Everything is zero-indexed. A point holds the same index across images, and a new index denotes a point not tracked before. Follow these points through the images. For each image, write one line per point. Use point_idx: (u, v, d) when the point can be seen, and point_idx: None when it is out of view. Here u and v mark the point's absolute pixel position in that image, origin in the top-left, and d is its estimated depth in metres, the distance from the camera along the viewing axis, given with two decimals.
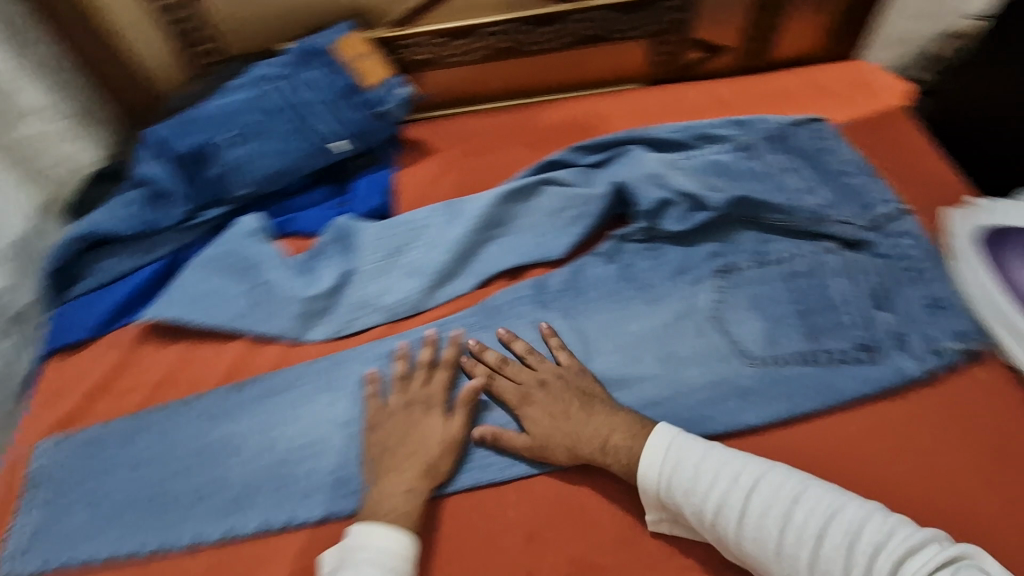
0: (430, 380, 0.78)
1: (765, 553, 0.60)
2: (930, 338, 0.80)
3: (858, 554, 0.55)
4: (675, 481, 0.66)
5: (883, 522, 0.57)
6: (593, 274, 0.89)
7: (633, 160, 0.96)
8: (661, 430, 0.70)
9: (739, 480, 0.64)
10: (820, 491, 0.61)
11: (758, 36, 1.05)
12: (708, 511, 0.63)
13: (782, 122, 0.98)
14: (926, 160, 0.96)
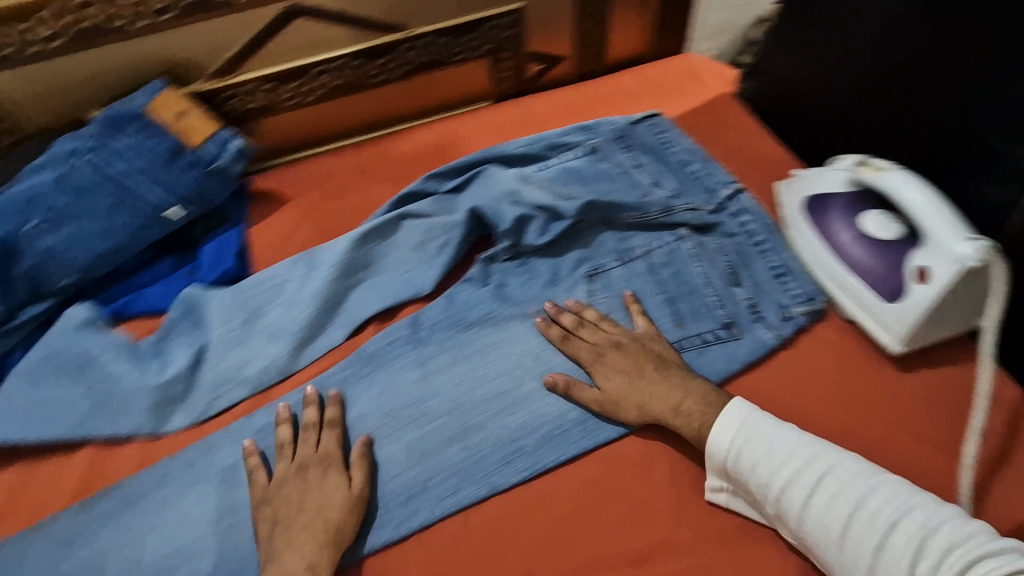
0: (321, 440, 0.68)
1: (828, 543, 0.56)
2: (781, 305, 0.74)
3: (934, 561, 0.52)
4: (747, 458, 0.62)
5: (960, 524, 0.53)
6: (496, 304, 0.79)
7: (486, 179, 0.88)
8: (736, 406, 0.65)
9: (821, 459, 0.60)
10: (890, 484, 0.57)
11: (594, 41, 1.05)
12: (777, 484, 0.59)
13: (622, 121, 0.95)
14: (754, 137, 0.94)
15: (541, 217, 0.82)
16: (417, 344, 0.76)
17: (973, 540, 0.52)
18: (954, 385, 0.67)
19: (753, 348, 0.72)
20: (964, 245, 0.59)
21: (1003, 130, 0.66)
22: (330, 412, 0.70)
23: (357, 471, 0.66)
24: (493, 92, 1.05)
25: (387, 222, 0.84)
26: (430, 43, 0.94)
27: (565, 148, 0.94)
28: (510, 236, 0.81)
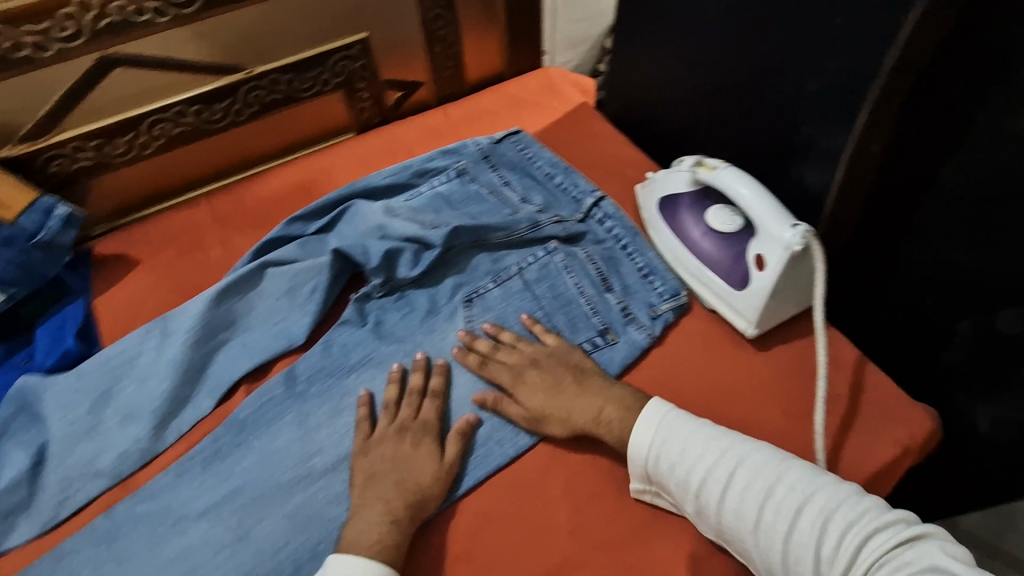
0: (421, 407, 0.70)
1: (745, 533, 0.58)
2: (649, 304, 0.77)
3: (836, 541, 0.54)
4: (667, 459, 0.63)
5: (859, 502, 0.56)
6: (376, 343, 0.76)
7: (354, 216, 0.86)
8: (654, 407, 0.66)
9: (732, 453, 0.62)
10: (795, 471, 0.59)
11: (449, 63, 1.05)
12: (693, 481, 0.61)
13: (485, 141, 0.95)
14: (613, 144, 0.98)
15: (411, 249, 0.80)
16: (296, 400, 0.72)
17: (869, 517, 0.55)
18: (803, 357, 0.72)
19: (628, 351, 0.74)
20: (790, 230, 0.64)
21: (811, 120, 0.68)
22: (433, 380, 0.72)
23: (457, 438, 0.68)
24: (355, 124, 1.03)
25: (248, 273, 0.79)
26: (275, 81, 0.90)
27: (433, 173, 0.93)
28: (382, 272, 0.79)
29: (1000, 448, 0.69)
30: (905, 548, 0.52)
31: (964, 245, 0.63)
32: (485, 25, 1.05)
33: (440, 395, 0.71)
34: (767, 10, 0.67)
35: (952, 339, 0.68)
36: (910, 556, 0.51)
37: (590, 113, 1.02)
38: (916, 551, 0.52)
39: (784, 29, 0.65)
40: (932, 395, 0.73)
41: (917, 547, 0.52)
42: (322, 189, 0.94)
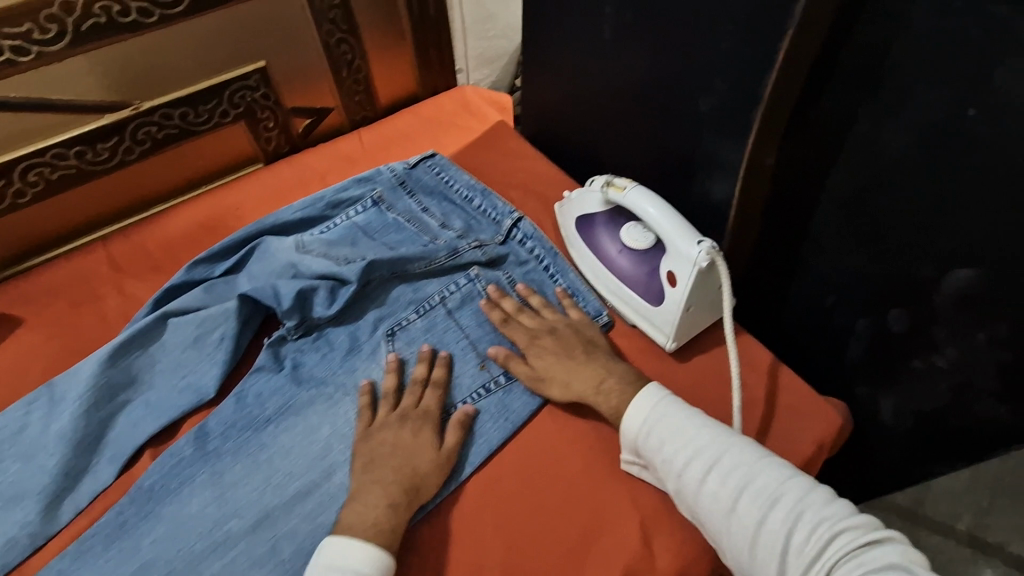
0: (424, 396, 0.70)
1: (718, 517, 0.57)
2: None
3: (810, 535, 0.52)
4: (655, 438, 0.62)
5: (832, 505, 0.54)
6: (295, 389, 0.72)
7: (263, 253, 0.81)
8: (650, 390, 0.66)
9: (720, 439, 0.60)
10: (779, 465, 0.58)
11: (358, 87, 1.02)
12: (677, 460, 0.60)
13: (398, 168, 0.93)
14: (531, 162, 0.97)
15: (325, 287, 0.77)
16: (208, 460, 0.67)
17: (846, 517, 0.53)
18: (723, 364, 0.74)
19: None
20: (696, 247, 0.66)
21: (709, 136, 0.68)
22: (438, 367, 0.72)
23: (460, 424, 0.68)
24: (263, 154, 0.98)
25: (147, 326, 0.74)
26: (167, 116, 0.85)
27: (347, 204, 0.89)
28: (296, 314, 0.75)
29: (907, 440, 0.71)
30: (874, 550, 0.50)
31: (853, 251, 0.64)
32: (392, 46, 1.02)
33: (440, 385, 0.71)
34: (660, 32, 0.68)
35: (852, 341, 0.70)
36: (878, 558, 0.49)
37: (507, 134, 1.01)
38: (884, 554, 0.50)
39: (676, 49, 0.67)
40: (842, 392, 0.75)
41: (886, 549, 0.50)
42: (229, 226, 0.89)
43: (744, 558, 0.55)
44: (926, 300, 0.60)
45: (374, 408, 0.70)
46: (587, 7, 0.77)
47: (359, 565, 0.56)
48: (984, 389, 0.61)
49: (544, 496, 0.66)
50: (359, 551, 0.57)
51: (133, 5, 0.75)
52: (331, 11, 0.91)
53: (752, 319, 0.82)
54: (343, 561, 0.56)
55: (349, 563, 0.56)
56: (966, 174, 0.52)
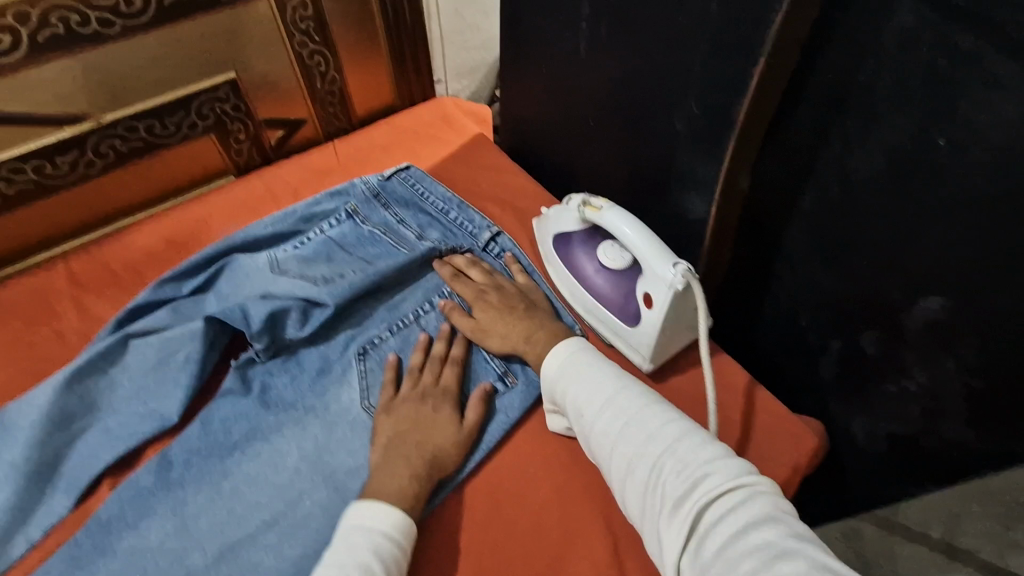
0: (442, 374, 0.71)
1: (606, 455, 0.57)
2: None
3: (684, 474, 0.51)
4: (563, 384, 0.64)
5: (711, 453, 0.52)
6: (261, 413, 0.70)
7: (234, 272, 0.79)
8: (569, 341, 0.68)
9: (624, 386, 0.61)
10: (673, 413, 0.58)
11: (333, 99, 1.00)
12: (579, 404, 0.62)
13: (373, 181, 0.91)
14: (508, 176, 0.96)
15: (298, 308, 0.74)
16: (170, 489, 0.65)
17: (721, 463, 0.51)
18: (698, 385, 0.73)
19: (527, 393, 0.72)
20: (672, 269, 0.66)
21: (685, 157, 0.68)
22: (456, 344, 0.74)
23: (482, 397, 0.70)
24: (234, 167, 0.96)
25: (107, 348, 0.72)
26: (132, 128, 0.82)
27: (321, 217, 0.87)
28: (265, 336, 0.72)
29: (881, 460, 0.71)
30: (744, 498, 0.48)
31: (825, 273, 0.64)
32: (368, 57, 1.00)
33: (461, 365, 0.73)
34: (637, 51, 0.68)
35: (825, 361, 0.70)
36: (745, 506, 0.47)
37: (484, 147, 1.00)
38: (753, 502, 0.48)
39: (652, 70, 0.67)
40: (817, 411, 0.75)
41: (756, 498, 0.48)
42: (197, 241, 0.87)
43: (627, 494, 0.55)
44: (897, 323, 0.60)
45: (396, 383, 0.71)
46: (563, 25, 0.76)
47: (384, 526, 0.57)
48: (953, 413, 0.61)
49: (516, 521, 0.64)
50: (383, 513, 0.58)
51: (94, 15, 0.72)
52: (302, 21, 0.89)
53: (729, 337, 0.82)
54: (368, 523, 0.57)
55: (375, 525, 0.57)
56: (934, 201, 0.52)
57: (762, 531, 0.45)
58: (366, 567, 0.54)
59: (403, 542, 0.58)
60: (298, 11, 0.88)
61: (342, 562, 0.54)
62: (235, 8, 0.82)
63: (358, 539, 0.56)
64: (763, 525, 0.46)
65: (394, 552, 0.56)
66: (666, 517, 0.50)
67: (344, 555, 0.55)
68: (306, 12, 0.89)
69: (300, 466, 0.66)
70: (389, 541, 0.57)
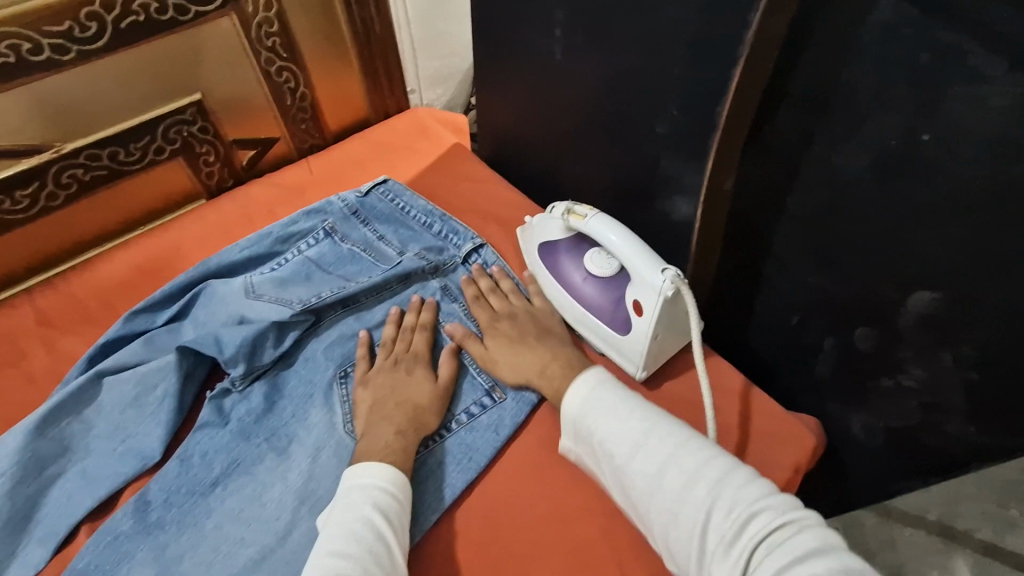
0: (413, 340, 0.74)
1: (643, 500, 0.56)
2: None
3: (728, 514, 0.50)
4: (586, 421, 0.62)
5: (752, 488, 0.52)
6: (241, 446, 0.67)
7: (209, 299, 0.76)
8: (585, 373, 0.66)
9: (647, 419, 0.60)
10: (706, 446, 0.57)
11: (304, 115, 0.98)
12: (606, 444, 0.60)
13: (350, 198, 0.88)
14: (489, 187, 0.94)
15: (272, 330, 0.72)
16: (150, 532, 0.62)
17: (763, 497, 0.51)
18: (693, 391, 0.72)
19: (516, 408, 0.70)
20: (660, 275, 0.65)
21: (668, 164, 0.67)
22: (428, 302, 0.77)
23: (451, 354, 0.72)
24: (204, 190, 0.93)
25: (79, 388, 0.68)
26: (95, 156, 0.79)
27: (297, 237, 0.85)
28: (241, 362, 0.70)
29: (879, 455, 0.71)
30: (793, 534, 0.47)
31: (815, 272, 0.64)
32: (339, 72, 0.98)
33: (431, 331, 0.75)
34: (613, 59, 0.66)
35: (820, 359, 0.69)
36: (795, 543, 0.47)
37: (462, 159, 0.98)
38: (803, 538, 0.47)
39: (629, 75, 0.65)
40: (812, 409, 0.75)
41: (805, 534, 0.47)
42: (170, 270, 0.84)
43: (671, 538, 0.54)
44: (892, 321, 0.59)
45: (370, 358, 0.73)
46: (538, 33, 0.75)
47: (378, 481, 0.58)
48: (952, 409, 0.60)
49: (515, 546, 0.62)
50: (376, 468, 0.59)
51: (45, 41, 0.69)
52: (268, 38, 0.87)
53: (720, 341, 0.81)
54: (363, 479, 0.58)
55: (368, 479, 0.58)
56: (925, 201, 0.51)
57: (814, 566, 0.44)
58: (367, 521, 0.55)
59: (401, 494, 0.59)
60: (263, 27, 0.85)
61: (343, 518, 0.55)
62: (196, 28, 0.80)
63: (356, 495, 0.57)
64: (815, 560, 0.45)
65: (392, 503, 0.57)
66: (719, 559, 0.49)
67: (343, 513, 0.56)
68: (272, 29, 0.86)
69: (285, 498, 0.63)
70: (387, 493, 0.58)
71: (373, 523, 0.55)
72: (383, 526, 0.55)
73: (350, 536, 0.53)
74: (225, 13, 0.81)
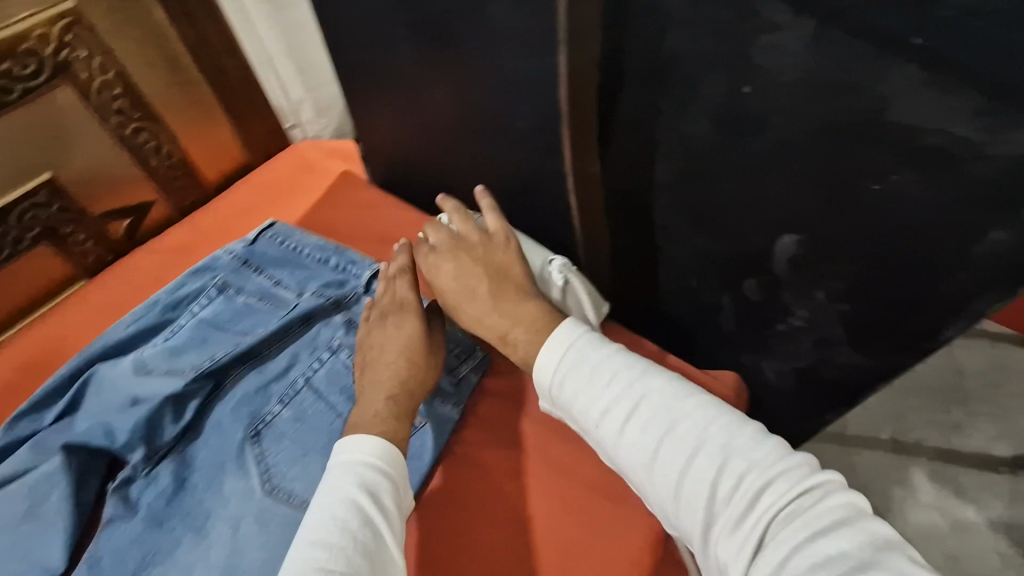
0: (397, 288, 0.71)
1: (643, 466, 0.53)
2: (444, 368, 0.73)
3: (740, 483, 0.48)
4: (571, 388, 0.57)
5: (765, 454, 0.49)
6: (154, 533, 0.63)
7: (98, 386, 0.71)
8: (567, 332, 0.60)
9: (643, 382, 0.56)
10: (713, 405, 0.54)
11: (176, 172, 0.93)
12: (598, 412, 0.56)
13: (237, 249, 0.85)
14: (383, 209, 0.92)
15: (169, 405, 0.68)
16: None
17: (777, 462, 0.49)
18: None
19: (438, 430, 0.69)
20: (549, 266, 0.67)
21: (536, 156, 0.67)
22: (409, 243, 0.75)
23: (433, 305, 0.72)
24: (82, 270, 0.88)
25: None
26: None
27: (188, 300, 0.81)
28: (139, 446, 0.67)
29: (796, 395, 0.73)
30: (810, 503, 0.47)
31: (695, 234, 0.65)
32: (204, 122, 0.94)
33: (412, 274, 0.72)
34: (458, 64, 0.66)
35: (723, 316, 0.71)
36: (813, 512, 0.46)
37: (352, 186, 0.96)
38: (821, 507, 0.46)
39: (477, 77, 0.65)
40: (731, 365, 0.76)
41: (822, 502, 0.46)
42: (54, 363, 0.79)
43: (672, 507, 0.52)
44: (768, 268, 0.61)
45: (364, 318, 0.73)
46: (386, 49, 0.73)
47: (366, 459, 0.56)
48: (837, 341, 0.62)
49: (456, 573, 0.61)
50: (365, 446, 0.57)
51: None
52: (113, 101, 0.82)
53: (634, 317, 0.82)
54: (351, 457, 0.57)
55: (355, 457, 0.56)
56: (764, 151, 0.52)
57: (834, 540, 0.44)
58: (353, 502, 0.53)
59: (390, 470, 0.57)
60: (105, 92, 0.81)
61: (329, 500, 0.53)
62: (29, 106, 0.75)
63: (343, 474, 0.55)
64: (835, 532, 0.44)
65: (380, 481, 0.56)
66: (727, 529, 0.48)
67: (331, 493, 0.54)
68: (116, 91, 0.82)
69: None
70: (373, 470, 0.56)
71: (360, 505, 0.53)
72: (370, 506, 0.53)
73: (335, 522, 0.52)
74: (58, 87, 0.76)
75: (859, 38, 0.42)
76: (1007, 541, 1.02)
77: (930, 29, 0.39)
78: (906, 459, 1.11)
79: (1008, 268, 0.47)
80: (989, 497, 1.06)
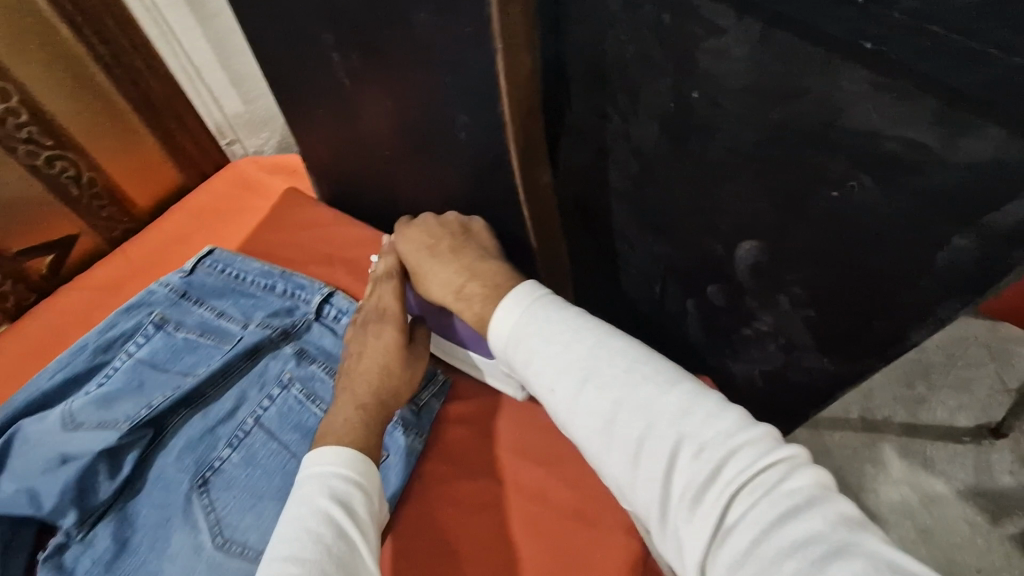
0: (381, 292, 0.68)
1: (595, 435, 0.45)
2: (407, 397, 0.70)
3: (701, 454, 0.40)
4: (523, 348, 0.50)
5: (731, 422, 0.41)
6: None
7: (22, 445, 0.65)
8: (521, 295, 0.53)
9: (601, 345, 0.48)
10: (675, 371, 0.46)
11: (101, 201, 0.87)
12: (549, 375, 0.48)
13: (174, 281, 0.79)
14: (330, 228, 0.87)
15: (103, 460, 0.64)
16: None
17: (743, 429, 0.41)
18: None
19: (400, 462, 0.65)
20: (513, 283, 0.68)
21: (480, 171, 0.63)
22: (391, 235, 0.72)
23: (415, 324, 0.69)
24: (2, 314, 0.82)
25: None
26: None
27: (122, 340, 0.74)
28: (70, 509, 0.62)
29: (766, 395, 0.71)
30: (779, 478, 0.38)
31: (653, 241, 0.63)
32: (126, 145, 0.87)
33: (397, 280, 0.69)
34: (392, 77, 0.62)
35: (688, 321, 0.69)
36: (782, 488, 0.38)
37: (296, 204, 0.90)
38: (793, 482, 0.38)
39: (412, 89, 0.61)
40: (699, 368, 0.74)
41: (794, 477, 0.38)
42: None
43: (627, 483, 0.44)
44: (729, 275, 0.59)
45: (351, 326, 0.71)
46: (317, 62, 0.68)
47: (338, 470, 0.53)
48: (805, 347, 0.60)
49: None
50: (336, 456, 0.54)
51: None
52: (21, 129, 0.75)
53: None
54: (321, 468, 0.53)
55: (326, 468, 0.53)
56: (712, 157, 0.51)
57: (805, 521, 0.36)
58: (326, 513, 0.49)
59: (363, 481, 0.54)
60: (10, 120, 0.73)
61: (299, 515, 0.49)
62: None
63: (314, 486, 0.52)
64: (808, 512, 0.36)
65: (354, 492, 0.52)
66: (685, 506, 0.40)
67: (299, 507, 0.50)
68: (22, 118, 0.74)
69: None
70: (345, 483, 0.53)
71: (335, 515, 0.49)
72: (346, 517, 0.49)
73: (309, 534, 0.47)
74: None
75: (806, 40, 0.40)
76: (976, 511, 1.03)
77: (880, 35, 0.37)
78: (877, 438, 1.12)
79: (971, 280, 0.44)
80: (959, 470, 1.07)
